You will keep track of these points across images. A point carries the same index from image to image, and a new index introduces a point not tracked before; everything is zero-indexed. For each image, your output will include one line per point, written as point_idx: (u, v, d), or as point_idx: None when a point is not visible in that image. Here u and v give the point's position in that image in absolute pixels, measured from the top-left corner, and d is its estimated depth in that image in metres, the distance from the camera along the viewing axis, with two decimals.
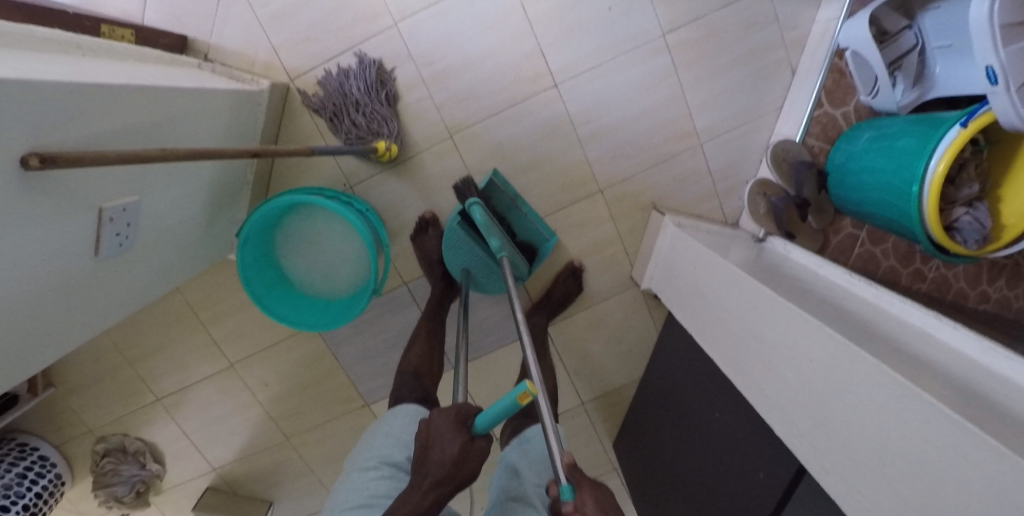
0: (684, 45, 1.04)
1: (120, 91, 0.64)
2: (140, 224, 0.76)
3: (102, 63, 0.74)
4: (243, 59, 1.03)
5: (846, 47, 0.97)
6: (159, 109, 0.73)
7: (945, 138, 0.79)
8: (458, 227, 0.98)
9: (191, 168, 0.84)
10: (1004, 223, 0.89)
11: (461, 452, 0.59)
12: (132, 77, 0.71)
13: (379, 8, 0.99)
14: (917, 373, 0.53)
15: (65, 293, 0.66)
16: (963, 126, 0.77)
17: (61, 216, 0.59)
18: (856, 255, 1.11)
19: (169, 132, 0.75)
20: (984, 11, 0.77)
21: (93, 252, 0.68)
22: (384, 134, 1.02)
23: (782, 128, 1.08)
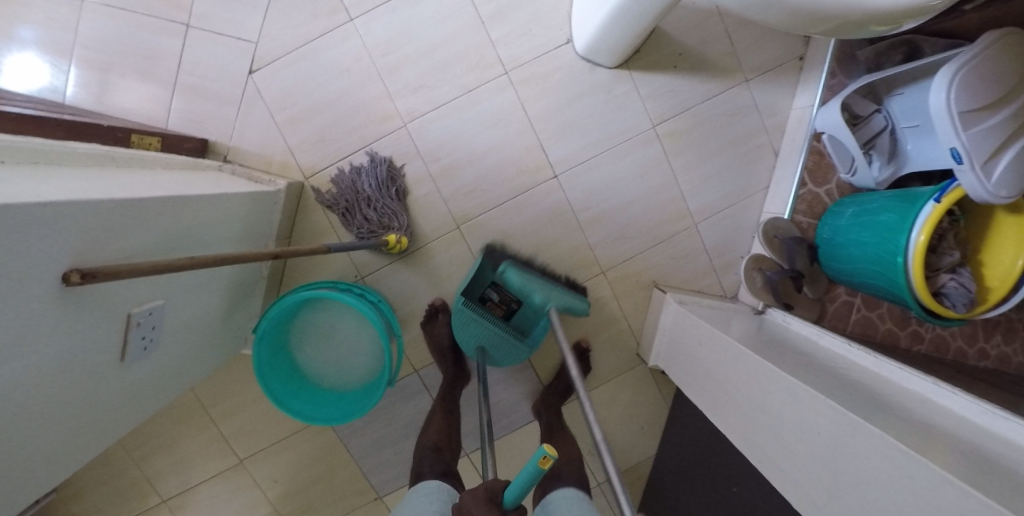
0: (674, 135, 1.12)
1: (153, 203, 0.68)
2: (164, 328, 0.77)
3: (134, 174, 0.77)
4: (261, 158, 1.07)
5: (823, 131, 1.05)
6: (185, 217, 0.76)
7: (922, 212, 0.86)
8: (464, 308, 0.97)
9: (210, 273, 0.87)
10: (989, 285, 0.92)
11: None
12: (159, 187, 0.74)
13: (389, 112, 1.07)
14: (925, 444, 0.54)
15: (92, 402, 0.66)
16: (937, 202, 0.85)
17: (93, 327, 0.60)
18: (855, 321, 1.13)
19: (193, 237, 0.78)
20: (942, 101, 0.82)
21: (119, 358, 0.68)
22: (395, 227, 1.06)
23: (770, 207, 1.14)
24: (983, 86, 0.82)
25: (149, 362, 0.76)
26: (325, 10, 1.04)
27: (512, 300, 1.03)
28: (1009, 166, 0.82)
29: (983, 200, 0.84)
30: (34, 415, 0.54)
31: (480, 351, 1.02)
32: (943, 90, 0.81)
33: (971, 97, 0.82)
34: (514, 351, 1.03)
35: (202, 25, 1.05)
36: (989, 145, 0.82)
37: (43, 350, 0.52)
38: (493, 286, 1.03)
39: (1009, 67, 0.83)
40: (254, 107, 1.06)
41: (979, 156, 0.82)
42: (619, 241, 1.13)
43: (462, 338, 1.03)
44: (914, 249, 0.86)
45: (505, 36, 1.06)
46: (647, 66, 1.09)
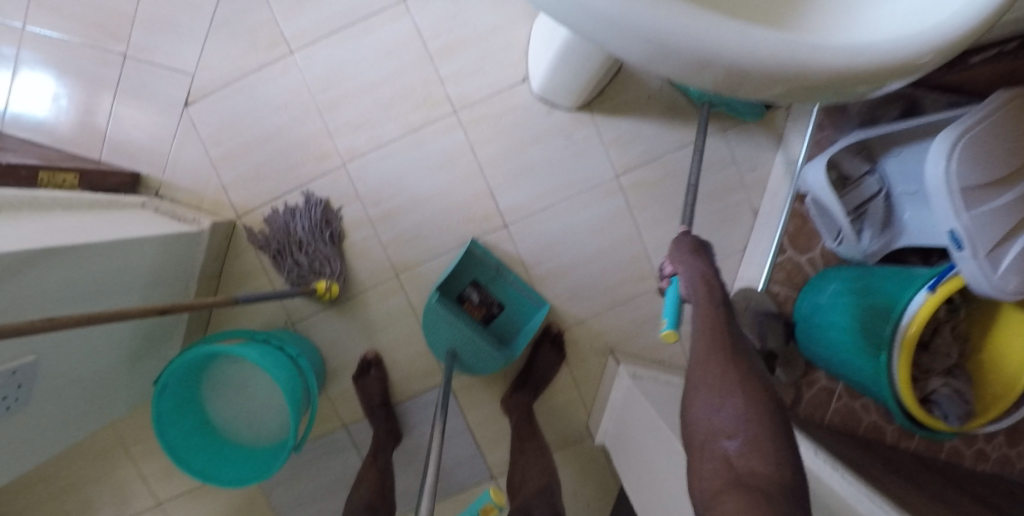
0: (641, 185, 1.01)
1: (19, 257, 0.59)
2: (36, 385, 0.68)
3: (26, 216, 0.71)
4: (192, 195, 1.02)
5: (806, 192, 0.93)
6: (65, 266, 0.67)
7: (913, 302, 0.72)
8: (438, 303, 0.92)
9: (110, 328, 0.80)
10: (988, 394, 0.79)
11: None
12: (43, 235, 0.67)
13: (329, 150, 1.00)
14: None
15: None
16: (931, 291, 0.70)
17: None
18: (833, 410, 1.02)
19: (71, 287, 0.70)
20: (939, 174, 0.66)
21: None
22: (327, 274, 0.99)
23: (745, 272, 1.03)
24: (994, 160, 0.68)
25: (18, 424, 0.68)
26: (266, 42, 0.99)
27: (492, 302, 1.02)
28: (1020, 258, 0.67)
29: (988, 295, 0.69)
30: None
31: (449, 355, 0.93)
32: (941, 160, 0.66)
33: (975, 169, 0.66)
34: (491, 358, 0.95)
35: (141, 53, 1.00)
36: (997, 230, 0.67)
37: None
38: (474, 286, 1.01)
39: (1020, 135, 0.69)
40: (189, 140, 1.01)
41: (984, 243, 0.66)
42: (574, 299, 1.03)
43: (431, 342, 0.95)
44: (902, 347, 0.72)
45: (455, 74, 0.98)
46: (611, 111, 0.99)
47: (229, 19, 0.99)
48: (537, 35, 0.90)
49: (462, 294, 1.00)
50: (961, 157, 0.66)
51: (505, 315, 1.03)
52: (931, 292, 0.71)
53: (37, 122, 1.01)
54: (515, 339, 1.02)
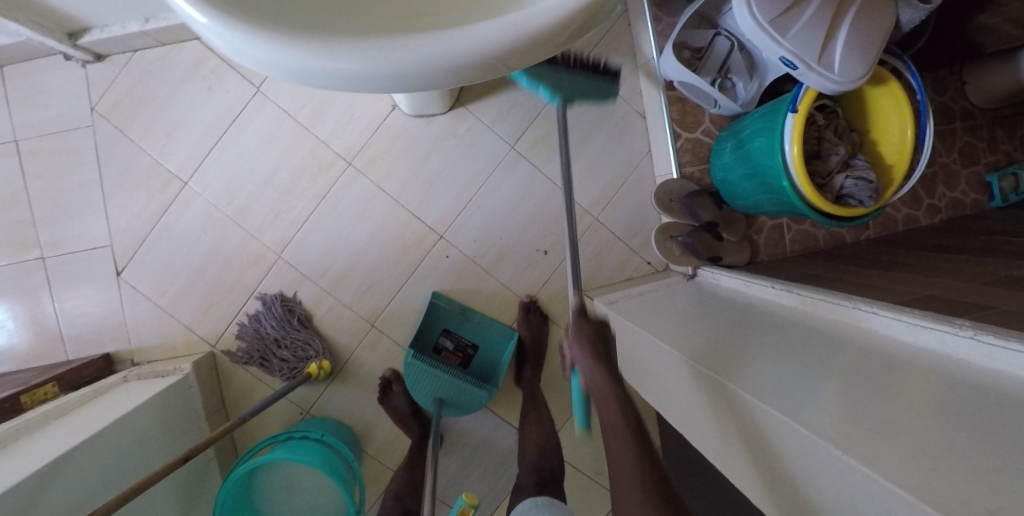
0: (536, 142, 1.08)
1: (21, 484, 0.66)
2: None
3: (19, 448, 0.76)
4: (165, 349, 1.07)
5: (671, 79, 1.01)
6: (73, 471, 0.74)
7: (786, 126, 0.83)
8: (415, 359, 0.98)
9: (149, 496, 0.86)
10: (889, 162, 0.89)
11: None
12: (44, 452, 0.74)
13: (262, 249, 1.06)
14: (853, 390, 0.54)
15: None
16: (795, 112, 0.82)
17: None
18: (790, 241, 1.10)
19: (93, 485, 0.76)
20: (748, 19, 0.80)
21: None
22: (314, 354, 1.05)
23: (660, 168, 1.10)
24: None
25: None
26: (159, 186, 1.05)
27: (466, 345, 1.08)
28: (847, 47, 0.79)
29: (837, 91, 0.82)
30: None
31: (439, 404, 1.00)
32: (744, 7, 0.80)
33: (766, 7, 0.79)
34: (475, 395, 1.01)
35: (56, 252, 1.06)
36: (817, 37, 0.79)
37: None
38: (445, 334, 1.08)
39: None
40: (138, 304, 1.07)
41: (812, 52, 0.79)
42: (532, 264, 1.10)
43: (417, 394, 1.01)
44: (795, 166, 0.83)
45: (334, 130, 1.05)
46: (480, 93, 1.06)
47: (116, 185, 1.05)
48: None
49: (436, 345, 1.07)
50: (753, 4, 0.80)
51: (481, 353, 1.09)
52: (795, 112, 0.82)
53: (1, 357, 1.07)
54: (496, 373, 1.08)
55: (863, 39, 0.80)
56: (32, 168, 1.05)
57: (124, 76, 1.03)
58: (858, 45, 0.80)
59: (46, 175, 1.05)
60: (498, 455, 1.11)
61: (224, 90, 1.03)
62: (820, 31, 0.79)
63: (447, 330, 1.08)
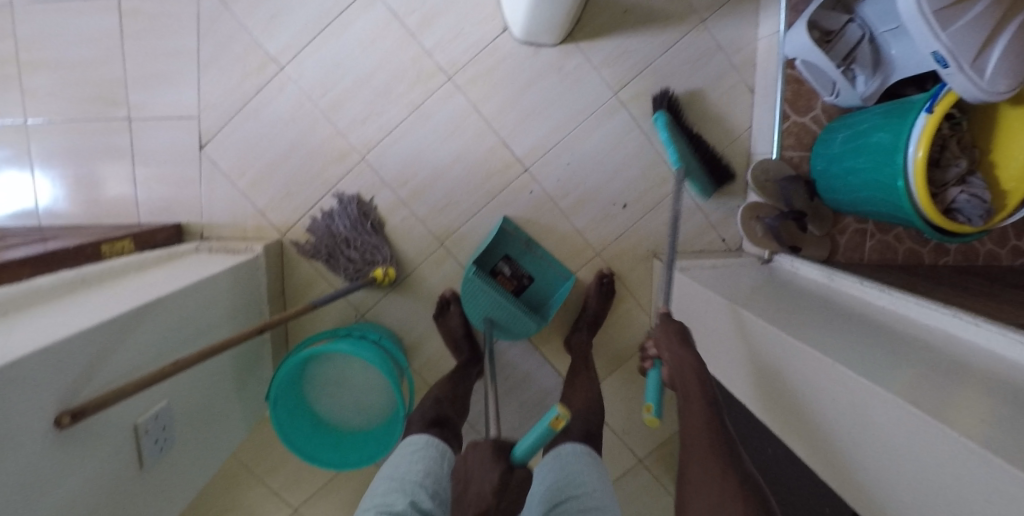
0: (639, 97, 1.06)
1: (122, 321, 0.68)
2: (176, 424, 0.79)
3: (106, 291, 0.77)
4: (236, 228, 1.09)
5: (794, 57, 0.97)
6: (162, 322, 0.76)
7: (917, 126, 0.79)
8: (476, 278, 0.98)
9: (215, 363, 0.89)
10: (1005, 188, 0.86)
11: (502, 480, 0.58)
12: (136, 296, 0.75)
13: (347, 148, 1.05)
14: (960, 386, 0.54)
15: (120, 510, 0.69)
16: (929, 113, 0.77)
17: (88, 458, 0.62)
18: (870, 249, 1.06)
19: (177, 337, 0.79)
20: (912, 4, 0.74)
21: (137, 466, 0.71)
22: (380, 260, 1.06)
23: (757, 147, 1.08)
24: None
25: (167, 462, 0.78)
26: (255, 65, 1.03)
27: (523, 275, 1.09)
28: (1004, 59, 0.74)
29: (978, 100, 0.77)
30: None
31: (489, 324, 1.02)
32: None
33: None
34: (526, 320, 1.02)
35: (143, 114, 1.07)
36: (975, 39, 0.74)
37: (44, 494, 0.55)
38: (506, 260, 1.08)
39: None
40: (215, 180, 1.08)
41: (966, 55, 0.74)
42: (609, 217, 1.09)
43: (469, 310, 1.02)
44: (915, 169, 0.79)
45: (439, 41, 1.02)
46: (593, 33, 1.03)
47: (211, 56, 1.04)
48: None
49: (495, 268, 1.07)
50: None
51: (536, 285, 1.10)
52: (929, 113, 0.77)
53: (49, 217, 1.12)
54: (547, 308, 1.09)
55: (1020, 53, 0.74)
56: (132, 26, 1.04)
57: None
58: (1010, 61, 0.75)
59: (145, 34, 1.04)
60: (536, 395, 1.14)
61: None
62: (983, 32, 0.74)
63: (506, 255, 1.08)
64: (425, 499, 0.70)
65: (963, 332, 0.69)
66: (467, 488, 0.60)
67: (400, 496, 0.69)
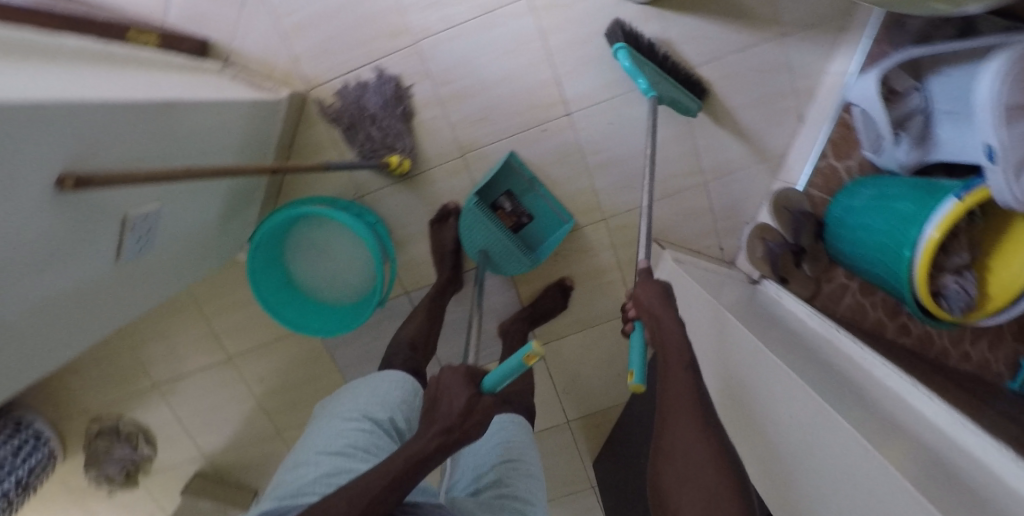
0: (698, 87, 1.05)
1: (141, 108, 0.65)
2: (159, 232, 0.78)
3: (128, 73, 0.73)
4: (264, 65, 1.04)
5: (854, 103, 0.98)
6: (176, 127, 0.73)
7: (941, 209, 0.80)
8: (475, 207, 1.02)
9: (209, 186, 0.86)
10: (988, 293, 0.91)
11: (469, 405, 0.53)
12: (157, 90, 0.72)
13: (403, 26, 1.02)
14: (897, 434, 0.60)
15: (86, 291, 0.68)
16: (959, 200, 0.78)
17: (81, 229, 0.60)
18: (845, 306, 1.11)
19: (186, 147, 0.77)
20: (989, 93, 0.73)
21: (115, 256, 0.70)
22: (399, 149, 1.04)
23: (785, 175, 1.11)
24: None
25: (142, 263, 0.78)
26: None
27: (523, 213, 1.09)
28: None
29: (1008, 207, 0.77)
30: (17, 303, 0.55)
31: (483, 254, 1.04)
32: (994, 80, 0.72)
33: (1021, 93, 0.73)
34: (518, 260, 1.06)
35: None
36: None
37: (35, 247, 0.54)
38: (506, 196, 1.09)
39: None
40: (259, 7, 1.02)
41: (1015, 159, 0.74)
42: (626, 190, 1.10)
43: (466, 240, 1.04)
44: (925, 246, 0.82)
45: None
46: (680, 7, 1.01)
47: None
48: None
49: (496, 201, 1.07)
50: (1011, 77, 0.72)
51: (535, 224, 1.11)
52: (959, 200, 0.78)
53: None
54: (541, 246, 1.10)
55: None
56: None
57: None
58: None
59: None
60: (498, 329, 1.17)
61: None
62: None
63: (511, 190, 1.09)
64: (402, 420, 0.70)
65: (914, 399, 0.71)
66: (443, 405, 0.55)
67: (382, 408, 0.69)
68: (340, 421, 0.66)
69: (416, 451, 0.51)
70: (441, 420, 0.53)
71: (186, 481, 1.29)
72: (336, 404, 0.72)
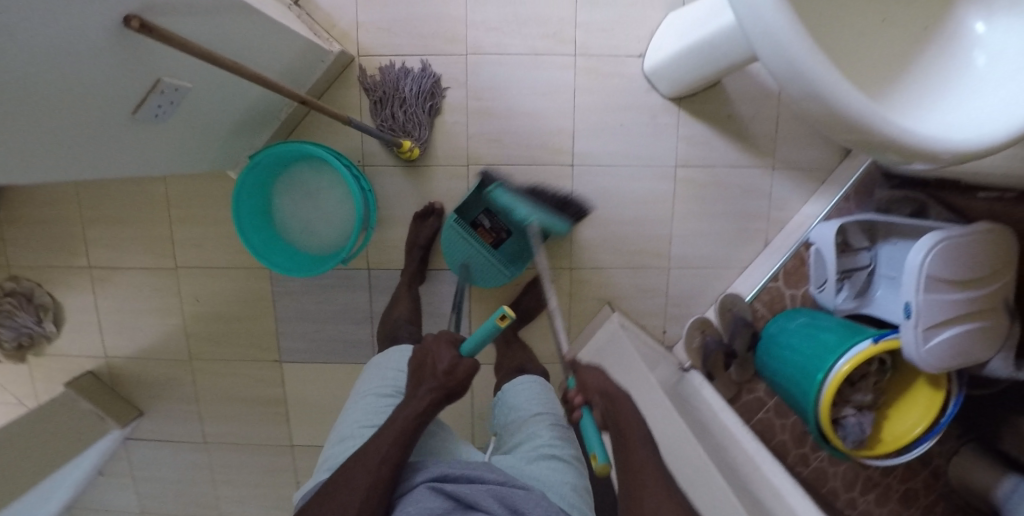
0: (690, 183, 1.18)
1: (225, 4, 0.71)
2: (180, 106, 0.79)
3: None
4: (327, 19, 1.12)
5: (814, 241, 1.11)
6: (240, 30, 0.78)
7: (858, 346, 0.91)
8: (455, 224, 1.08)
9: (240, 86, 0.90)
10: (881, 437, 1.01)
11: (452, 364, 0.68)
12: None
13: (459, 37, 1.12)
14: None
15: (94, 132, 0.68)
16: (873, 342, 0.89)
17: (124, 81, 0.63)
18: (758, 419, 1.20)
19: (242, 49, 0.82)
20: (917, 259, 0.87)
21: (133, 110, 0.71)
22: (413, 136, 1.12)
23: (738, 284, 1.22)
24: (960, 265, 0.89)
25: (153, 128, 0.79)
26: None
27: (501, 229, 1.08)
28: (946, 344, 0.89)
29: (913, 360, 0.89)
30: (36, 125, 0.57)
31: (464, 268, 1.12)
32: (924, 248, 0.86)
33: (944, 268, 0.88)
34: (495, 275, 1.12)
35: None
36: (940, 314, 0.88)
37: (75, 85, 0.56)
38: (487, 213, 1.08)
39: (991, 257, 0.92)
40: None
41: (927, 321, 0.87)
42: (600, 250, 1.19)
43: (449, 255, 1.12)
44: (834, 375, 0.91)
45: (589, 24, 1.13)
46: (697, 113, 1.15)
47: None
48: (677, 18, 1.06)
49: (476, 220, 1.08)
50: (938, 251, 0.87)
51: (513, 241, 1.09)
52: (873, 342, 0.90)
53: None
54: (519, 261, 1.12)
55: (958, 350, 0.90)
56: None
57: None
58: (953, 350, 0.90)
59: None
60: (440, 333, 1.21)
61: None
62: (948, 314, 0.88)
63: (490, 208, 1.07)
64: None
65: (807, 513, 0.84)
66: (428, 368, 0.69)
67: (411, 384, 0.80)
68: (376, 397, 0.76)
69: (414, 409, 0.64)
70: (427, 378, 0.68)
71: (76, 374, 1.23)
72: (361, 386, 0.80)
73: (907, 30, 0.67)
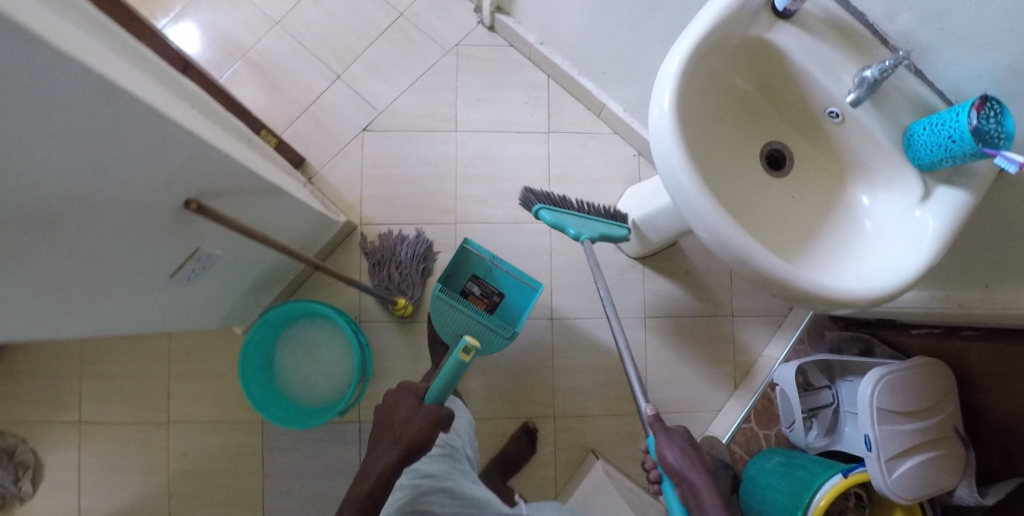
0: (658, 331, 1.32)
1: (253, 185, 0.81)
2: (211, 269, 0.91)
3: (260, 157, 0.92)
4: (336, 193, 1.29)
5: (777, 382, 1.21)
6: (266, 206, 0.90)
7: (829, 482, 0.96)
8: (441, 293, 1.13)
9: (261, 251, 1.02)
10: None
11: (408, 416, 0.79)
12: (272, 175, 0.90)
13: (451, 208, 1.30)
14: None
15: (125, 292, 0.76)
16: (843, 477, 0.95)
17: (148, 254, 0.71)
18: None
19: (268, 220, 0.95)
20: (867, 393, 0.96)
21: (171, 274, 0.83)
22: (407, 295, 1.23)
23: (714, 428, 1.29)
24: (911, 398, 0.96)
25: (185, 288, 0.90)
26: (440, 118, 1.32)
27: (493, 293, 1.22)
28: (914, 474, 0.92)
29: (884, 492, 0.92)
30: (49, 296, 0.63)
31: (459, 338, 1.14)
32: (870, 383, 0.96)
33: (894, 400, 0.96)
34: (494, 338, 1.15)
35: (350, 82, 1.32)
36: (900, 444, 0.94)
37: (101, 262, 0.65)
38: (474, 282, 1.22)
39: (934, 390, 0.98)
40: (352, 153, 1.30)
41: (887, 450, 0.93)
42: (581, 396, 1.29)
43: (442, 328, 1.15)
44: (813, 510, 0.95)
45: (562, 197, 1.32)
46: (659, 270, 1.33)
47: (421, 89, 1.33)
48: (638, 190, 1.23)
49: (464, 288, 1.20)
50: (884, 387, 0.96)
51: (504, 301, 1.22)
52: (843, 476, 0.96)
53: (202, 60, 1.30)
54: (516, 321, 1.21)
55: (926, 480, 0.93)
56: (393, 33, 1.33)
57: (492, 48, 1.34)
58: (920, 479, 0.93)
59: (397, 43, 1.33)
60: None
61: (534, 113, 1.34)
62: (908, 444, 0.94)
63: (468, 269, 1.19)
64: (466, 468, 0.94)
65: None
66: (390, 421, 0.81)
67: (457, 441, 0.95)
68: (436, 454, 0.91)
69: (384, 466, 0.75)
70: (391, 435, 0.78)
71: None
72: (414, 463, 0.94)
73: (811, 205, 0.73)
